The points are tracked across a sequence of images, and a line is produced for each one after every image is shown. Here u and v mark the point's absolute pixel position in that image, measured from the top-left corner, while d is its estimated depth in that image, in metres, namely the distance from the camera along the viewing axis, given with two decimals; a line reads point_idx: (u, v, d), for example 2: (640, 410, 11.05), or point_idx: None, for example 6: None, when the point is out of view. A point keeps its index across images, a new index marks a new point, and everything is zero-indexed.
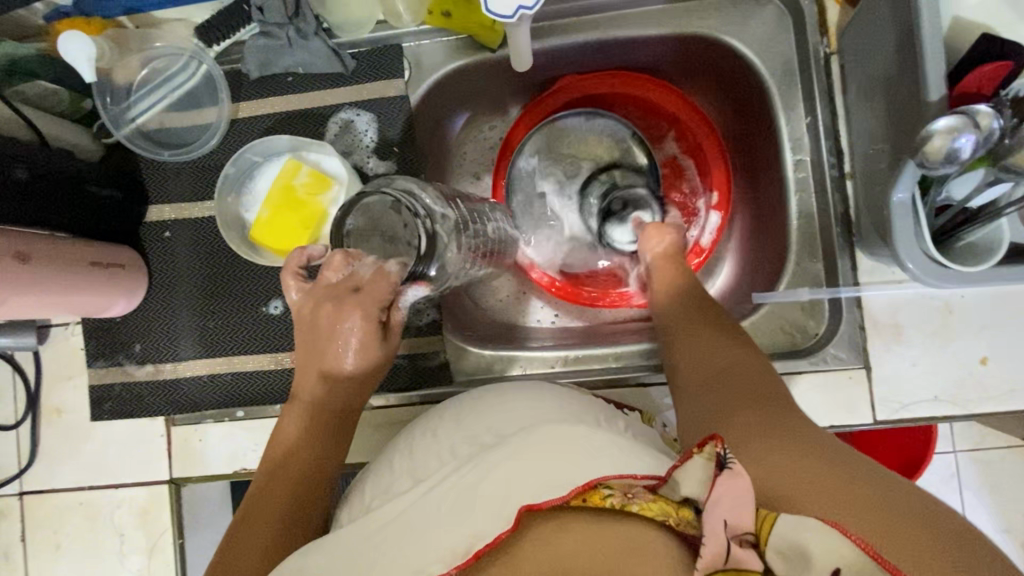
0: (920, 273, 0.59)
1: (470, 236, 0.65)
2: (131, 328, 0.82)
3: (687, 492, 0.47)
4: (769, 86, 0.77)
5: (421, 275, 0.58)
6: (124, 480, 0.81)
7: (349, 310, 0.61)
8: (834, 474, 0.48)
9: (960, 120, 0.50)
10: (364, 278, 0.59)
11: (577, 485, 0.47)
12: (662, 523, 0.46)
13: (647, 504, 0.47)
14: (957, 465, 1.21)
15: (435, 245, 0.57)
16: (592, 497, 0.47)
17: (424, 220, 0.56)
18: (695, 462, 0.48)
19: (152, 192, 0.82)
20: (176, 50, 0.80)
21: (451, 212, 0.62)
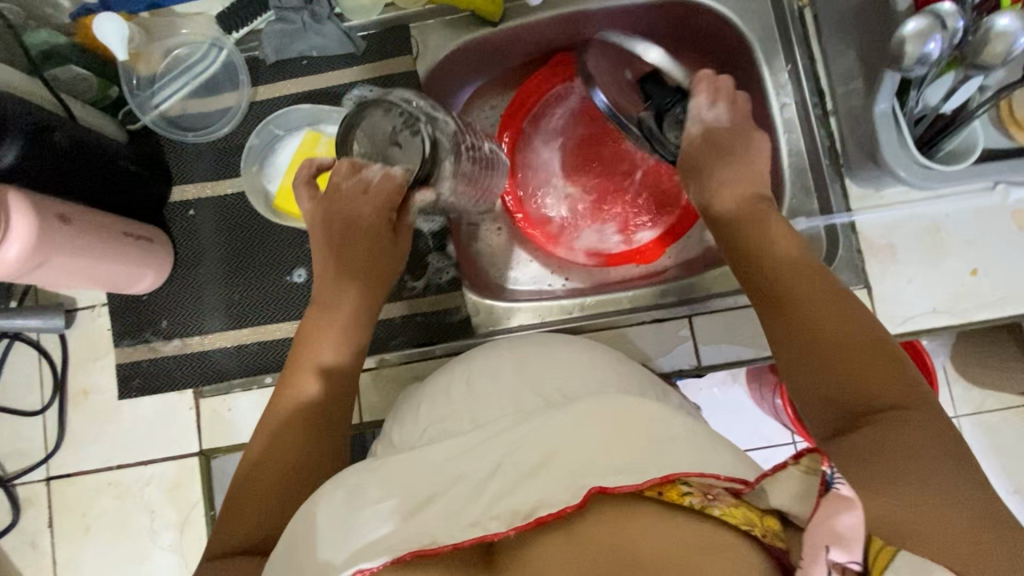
0: (911, 177, 0.65)
1: (473, 150, 0.67)
2: (157, 305, 0.84)
3: (774, 504, 0.48)
4: (751, 39, 0.83)
5: (424, 181, 0.62)
6: (153, 455, 0.81)
7: (363, 211, 0.65)
8: (923, 467, 0.45)
9: (930, 21, 0.56)
10: (372, 184, 0.63)
11: (657, 476, 0.46)
12: (747, 531, 0.46)
13: (728, 508, 0.46)
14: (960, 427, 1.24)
15: (437, 150, 0.60)
16: (669, 493, 0.46)
17: (425, 126, 0.60)
18: (791, 476, 0.47)
19: (175, 173, 0.85)
20: (197, 40, 0.85)
21: (455, 126, 0.65)
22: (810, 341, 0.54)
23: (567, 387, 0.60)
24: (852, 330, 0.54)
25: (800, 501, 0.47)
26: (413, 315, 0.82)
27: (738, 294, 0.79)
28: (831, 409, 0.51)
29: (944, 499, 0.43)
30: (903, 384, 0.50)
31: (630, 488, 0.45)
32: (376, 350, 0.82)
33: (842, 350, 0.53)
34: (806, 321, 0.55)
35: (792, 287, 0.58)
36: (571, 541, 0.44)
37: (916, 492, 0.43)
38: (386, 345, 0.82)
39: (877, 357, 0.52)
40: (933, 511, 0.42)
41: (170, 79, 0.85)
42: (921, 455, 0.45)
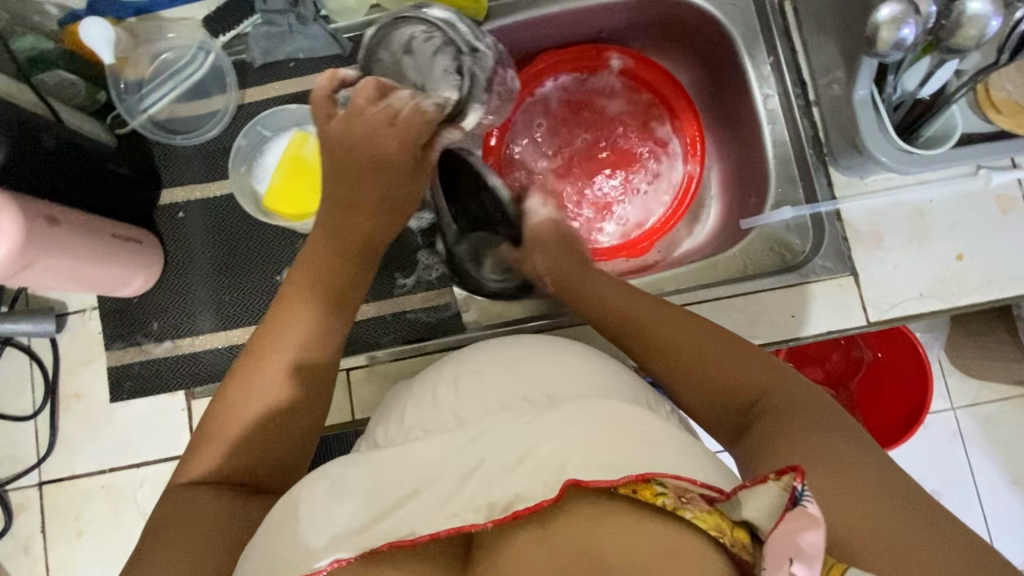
0: (894, 164, 0.65)
1: (494, 91, 0.76)
2: (147, 307, 0.84)
3: (746, 516, 0.44)
4: (731, 31, 0.83)
5: (453, 117, 0.70)
6: (145, 457, 0.81)
7: (387, 142, 0.64)
8: (842, 465, 0.47)
9: (902, 7, 0.57)
10: (400, 110, 0.65)
11: (633, 473, 0.45)
12: (714, 537, 0.43)
13: (701, 513, 0.44)
14: (957, 420, 1.24)
15: (472, 90, 0.72)
16: (642, 490, 0.45)
17: (465, 57, 0.71)
18: (766, 490, 0.43)
19: (165, 176, 0.86)
20: (185, 44, 0.86)
21: (490, 51, 0.73)
22: (680, 362, 0.61)
23: (556, 390, 0.58)
24: (714, 350, 0.60)
25: (769, 517, 0.42)
26: (402, 313, 0.83)
27: (725, 284, 0.79)
28: (731, 412, 0.58)
29: (879, 499, 0.45)
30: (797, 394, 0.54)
31: (607, 483, 0.44)
32: (365, 348, 0.82)
33: (728, 371, 0.58)
34: (669, 350, 0.61)
35: (674, 326, 0.62)
36: (543, 539, 0.43)
37: (853, 483, 0.46)
38: (377, 343, 0.82)
39: (751, 370, 0.58)
40: (871, 511, 0.44)
41: (158, 83, 0.86)
42: (833, 443, 0.49)
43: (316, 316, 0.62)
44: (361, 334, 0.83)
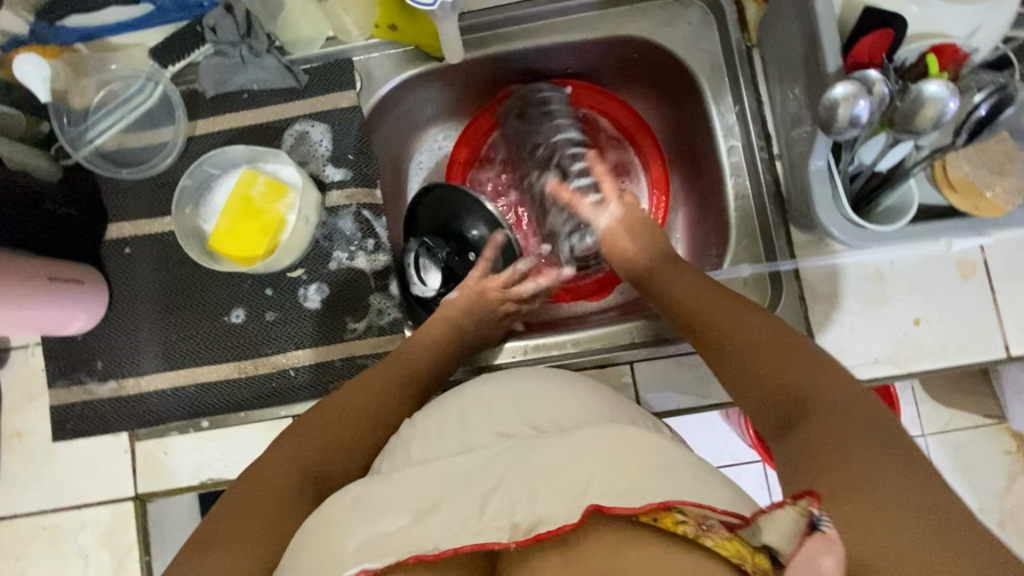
0: (845, 238, 0.63)
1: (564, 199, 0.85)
2: (92, 346, 0.82)
3: (765, 541, 0.48)
4: (700, 80, 0.83)
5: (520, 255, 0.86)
6: (87, 499, 0.79)
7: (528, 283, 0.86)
8: (874, 457, 0.49)
9: (856, 87, 0.54)
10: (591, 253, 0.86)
11: (654, 502, 0.48)
12: (737, 563, 0.47)
13: (722, 540, 0.48)
14: (927, 447, 1.22)
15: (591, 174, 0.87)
16: (662, 516, 0.49)
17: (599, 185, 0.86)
18: (786, 515, 0.47)
19: (111, 210, 0.83)
20: (132, 73, 0.82)
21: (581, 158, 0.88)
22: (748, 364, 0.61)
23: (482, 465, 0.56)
24: (779, 353, 0.60)
25: (789, 541, 0.46)
26: (352, 359, 0.81)
27: (680, 340, 0.78)
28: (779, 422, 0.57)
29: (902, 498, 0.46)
30: (863, 399, 0.54)
31: (629, 512, 0.48)
32: (313, 394, 0.80)
33: (796, 367, 0.58)
34: (735, 347, 0.63)
35: (737, 327, 0.64)
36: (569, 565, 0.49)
37: (879, 480, 0.47)
38: (325, 389, 0.80)
39: (808, 368, 0.57)
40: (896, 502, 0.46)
41: (105, 113, 0.83)
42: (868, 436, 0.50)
43: (356, 422, 0.66)
44: (309, 379, 0.81)
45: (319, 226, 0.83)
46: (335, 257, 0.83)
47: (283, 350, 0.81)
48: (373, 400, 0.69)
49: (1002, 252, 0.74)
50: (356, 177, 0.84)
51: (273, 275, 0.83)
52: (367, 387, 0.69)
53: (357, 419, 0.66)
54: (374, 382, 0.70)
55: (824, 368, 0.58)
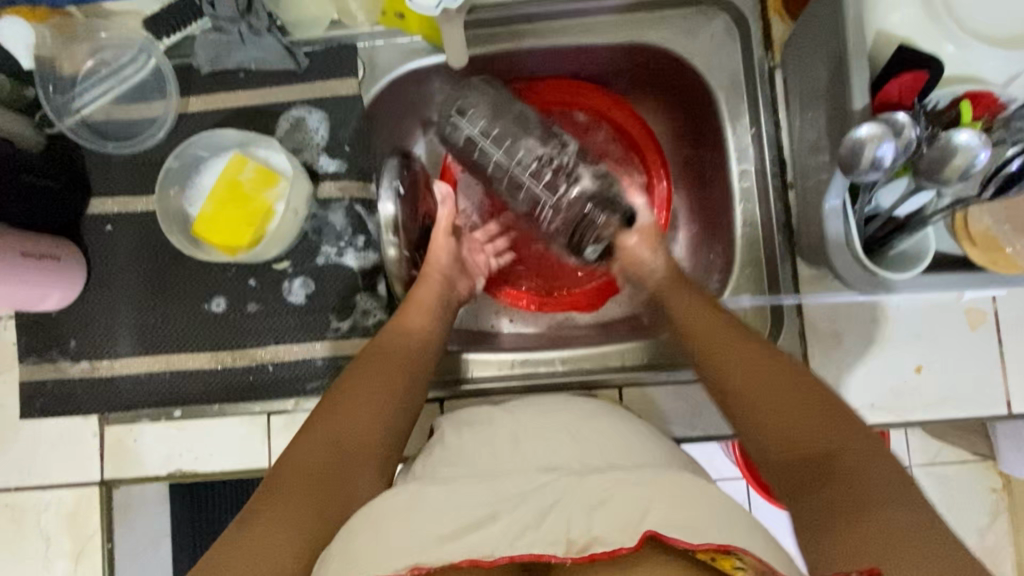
0: (851, 278, 0.60)
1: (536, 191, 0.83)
2: (67, 324, 0.80)
3: None
4: (717, 98, 0.79)
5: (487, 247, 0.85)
6: (52, 480, 0.77)
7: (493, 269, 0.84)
8: (898, 525, 0.46)
9: (883, 127, 0.51)
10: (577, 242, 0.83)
11: (716, 543, 0.46)
12: None
13: None
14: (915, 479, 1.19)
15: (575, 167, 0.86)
16: (720, 558, 0.46)
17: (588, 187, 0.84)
18: None
19: (94, 184, 0.80)
20: (124, 42, 0.79)
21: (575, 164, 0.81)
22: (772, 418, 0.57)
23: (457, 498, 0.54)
24: (805, 402, 0.57)
25: None
26: (333, 359, 0.78)
27: (671, 368, 0.75)
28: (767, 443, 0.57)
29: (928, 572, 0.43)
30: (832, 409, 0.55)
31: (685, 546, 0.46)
32: (289, 392, 0.78)
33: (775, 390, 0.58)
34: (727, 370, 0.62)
35: (727, 353, 0.63)
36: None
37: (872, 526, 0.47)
38: (302, 389, 0.78)
39: (791, 392, 0.58)
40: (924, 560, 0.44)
41: (93, 83, 0.79)
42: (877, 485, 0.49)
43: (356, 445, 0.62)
44: (286, 377, 0.78)
45: (309, 218, 0.80)
46: (323, 252, 0.80)
47: (262, 344, 0.79)
48: (368, 409, 0.64)
49: (1016, 307, 0.71)
50: (351, 169, 0.81)
51: (257, 266, 0.80)
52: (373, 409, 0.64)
53: (359, 434, 0.62)
54: (365, 398, 0.65)
55: (853, 423, 0.55)
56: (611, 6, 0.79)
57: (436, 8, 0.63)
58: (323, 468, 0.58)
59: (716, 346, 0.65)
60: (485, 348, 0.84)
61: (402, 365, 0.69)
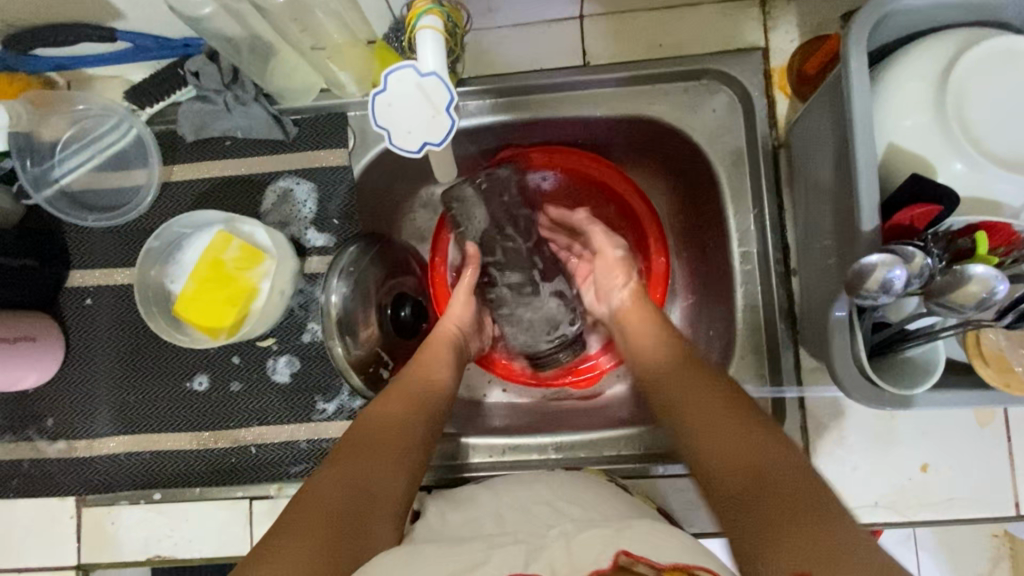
0: (857, 393, 0.57)
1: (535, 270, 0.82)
2: (44, 401, 0.77)
3: None
4: (719, 174, 0.76)
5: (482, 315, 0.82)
6: (26, 563, 0.75)
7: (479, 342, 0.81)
8: (780, 506, 0.49)
9: (893, 256, 0.48)
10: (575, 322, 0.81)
11: (679, 562, 0.48)
12: None
13: None
14: None
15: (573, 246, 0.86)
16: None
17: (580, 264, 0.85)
18: None
19: (74, 256, 0.77)
20: (104, 110, 0.76)
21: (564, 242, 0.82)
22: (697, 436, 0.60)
23: None
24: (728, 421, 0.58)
25: None
26: (318, 442, 0.75)
27: (667, 459, 0.73)
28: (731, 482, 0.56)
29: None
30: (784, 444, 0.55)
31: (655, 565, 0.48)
32: (272, 475, 0.75)
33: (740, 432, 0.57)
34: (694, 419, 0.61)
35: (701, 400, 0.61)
36: None
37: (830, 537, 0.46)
38: (285, 472, 0.75)
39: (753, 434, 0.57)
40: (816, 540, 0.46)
41: (74, 151, 0.77)
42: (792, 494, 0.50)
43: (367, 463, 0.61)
44: (269, 460, 0.76)
45: (295, 294, 0.78)
46: (310, 329, 0.77)
47: (245, 425, 0.76)
48: (392, 456, 0.62)
49: None
50: (339, 243, 0.78)
51: (241, 343, 0.77)
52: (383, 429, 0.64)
53: (379, 476, 0.61)
54: (386, 444, 0.63)
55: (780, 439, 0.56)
56: (609, 79, 0.76)
57: (420, 151, 0.50)
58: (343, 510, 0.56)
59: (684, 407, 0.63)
60: (477, 426, 0.82)
61: (424, 412, 0.68)
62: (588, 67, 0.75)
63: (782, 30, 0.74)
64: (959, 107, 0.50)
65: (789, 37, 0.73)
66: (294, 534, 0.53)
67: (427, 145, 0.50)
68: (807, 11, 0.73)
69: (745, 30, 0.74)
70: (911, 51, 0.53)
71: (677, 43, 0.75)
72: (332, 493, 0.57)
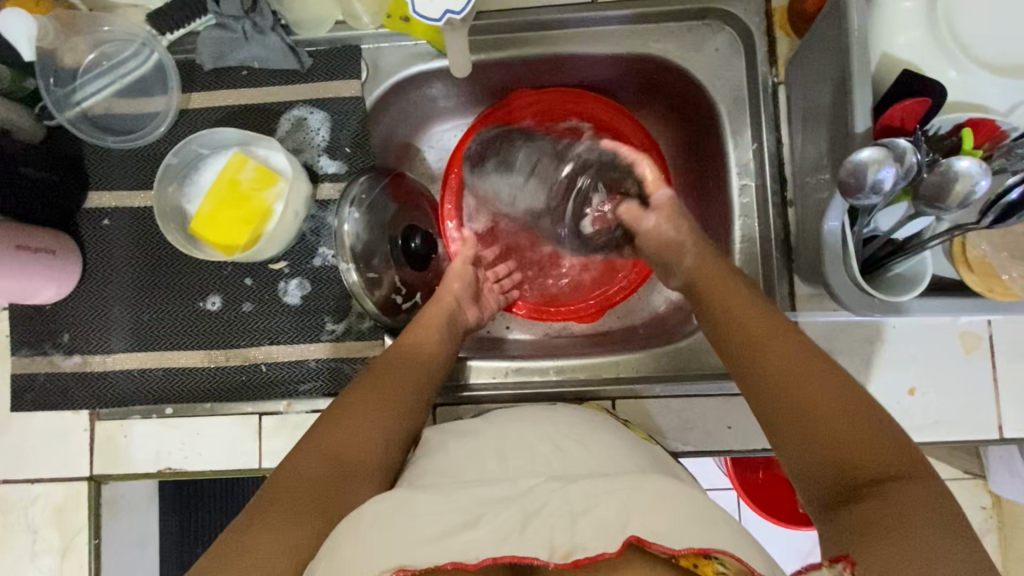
0: (848, 299, 0.60)
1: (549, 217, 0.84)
2: (61, 317, 0.79)
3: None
4: (720, 111, 0.79)
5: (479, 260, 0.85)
6: (40, 474, 0.77)
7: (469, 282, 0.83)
8: (897, 505, 0.46)
9: (883, 151, 0.51)
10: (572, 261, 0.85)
11: (695, 546, 0.46)
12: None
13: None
14: None
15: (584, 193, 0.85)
16: (702, 564, 0.46)
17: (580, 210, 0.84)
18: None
19: (92, 177, 0.80)
20: (126, 36, 0.78)
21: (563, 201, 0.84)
22: (788, 404, 0.56)
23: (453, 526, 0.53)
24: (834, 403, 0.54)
25: None
26: (327, 361, 0.78)
27: (665, 382, 0.75)
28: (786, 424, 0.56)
29: (932, 555, 0.43)
30: (851, 398, 0.54)
31: (667, 551, 0.46)
32: (280, 392, 0.78)
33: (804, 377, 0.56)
34: (752, 358, 0.61)
35: (767, 342, 0.61)
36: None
37: (894, 508, 0.46)
38: (294, 390, 0.77)
39: (811, 383, 0.56)
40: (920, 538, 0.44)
41: (95, 76, 0.79)
42: (902, 495, 0.47)
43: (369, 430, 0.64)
44: (278, 378, 0.78)
45: (307, 219, 0.80)
46: (321, 253, 0.80)
47: (256, 345, 0.79)
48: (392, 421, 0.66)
49: (1011, 333, 0.72)
50: (350, 171, 0.80)
51: (254, 265, 0.80)
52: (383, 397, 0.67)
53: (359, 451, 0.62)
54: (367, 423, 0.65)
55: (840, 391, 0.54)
56: (617, 16, 0.78)
57: (444, 19, 0.58)
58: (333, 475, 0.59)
59: (750, 334, 0.62)
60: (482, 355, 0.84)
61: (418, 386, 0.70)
62: (596, 4, 0.77)
63: None
64: (949, 19, 0.52)
65: None
66: (272, 509, 0.54)
67: (449, 13, 0.58)
68: None
69: None
70: None
71: None
72: (313, 466, 0.59)
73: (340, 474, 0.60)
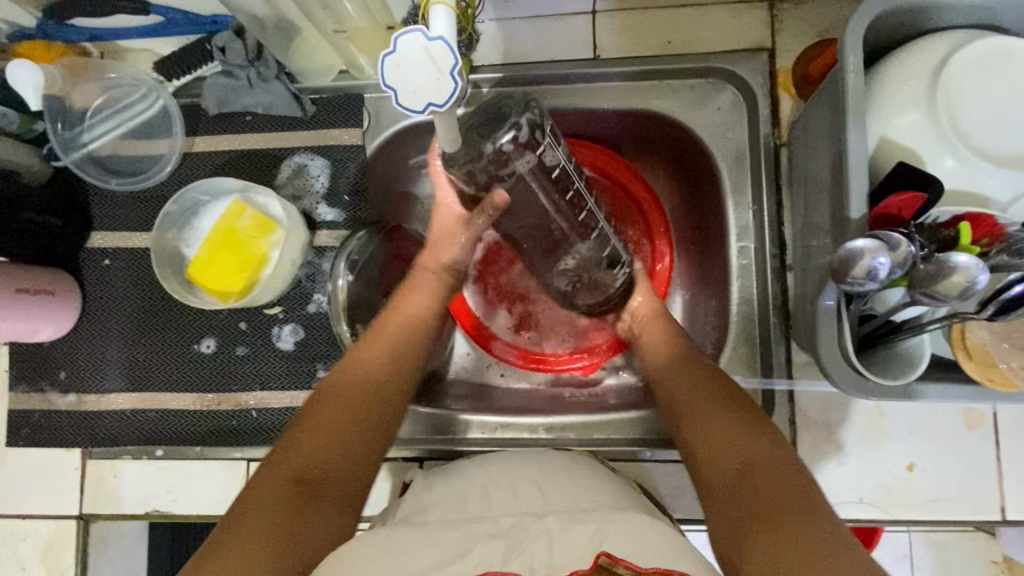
0: (842, 381, 0.57)
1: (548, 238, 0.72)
2: (59, 355, 0.80)
3: None
4: (720, 169, 0.77)
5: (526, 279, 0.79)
6: (31, 511, 0.78)
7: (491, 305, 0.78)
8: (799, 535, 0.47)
9: (878, 242, 0.50)
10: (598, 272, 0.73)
11: (661, 567, 0.48)
12: None
13: None
14: None
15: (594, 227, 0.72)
16: None
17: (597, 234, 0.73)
18: None
19: (95, 218, 0.81)
20: (134, 81, 0.80)
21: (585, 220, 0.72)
22: (720, 451, 0.58)
23: None
24: (748, 443, 0.57)
25: None
26: None
27: (657, 445, 0.74)
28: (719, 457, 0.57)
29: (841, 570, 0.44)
30: (783, 448, 0.56)
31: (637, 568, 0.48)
32: (270, 438, 0.77)
33: (732, 425, 0.59)
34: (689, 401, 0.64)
35: (704, 391, 0.64)
36: None
37: (801, 535, 0.47)
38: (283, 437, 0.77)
39: (738, 427, 0.59)
40: (796, 545, 0.47)
41: (103, 118, 0.80)
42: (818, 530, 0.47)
43: (336, 449, 0.60)
44: (268, 425, 0.78)
45: (303, 265, 0.81)
46: (315, 300, 0.80)
47: (248, 389, 0.79)
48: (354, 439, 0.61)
49: (1014, 410, 0.70)
50: (348, 219, 0.81)
51: (250, 309, 0.80)
52: (343, 418, 0.61)
53: (342, 462, 0.59)
54: (350, 417, 0.62)
55: (762, 436, 0.57)
56: (619, 73, 0.78)
57: (424, 111, 0.46)
58: (291, 496, 0.55)
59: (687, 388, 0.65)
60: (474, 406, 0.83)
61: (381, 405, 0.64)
62: (598, 60, 0.78)
63: (787, 33, 0.76)
64: (950, 103, 0.51)
65: (794, 40, 0.76)
66: (252, 515, 0.53)
67: (432, 106, 0.46)
68: (813, 16, 0.75)
69: (753, 31, 0.76)
70: (909, 47, 0.54)
71: (685, 40, 0.77)
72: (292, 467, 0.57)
73: (317, 483, 0.57)
